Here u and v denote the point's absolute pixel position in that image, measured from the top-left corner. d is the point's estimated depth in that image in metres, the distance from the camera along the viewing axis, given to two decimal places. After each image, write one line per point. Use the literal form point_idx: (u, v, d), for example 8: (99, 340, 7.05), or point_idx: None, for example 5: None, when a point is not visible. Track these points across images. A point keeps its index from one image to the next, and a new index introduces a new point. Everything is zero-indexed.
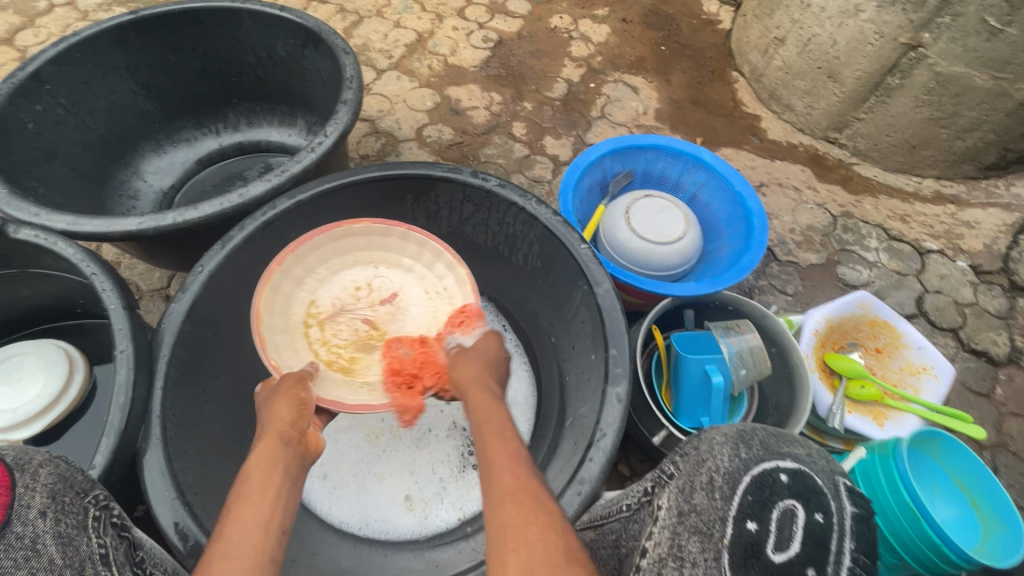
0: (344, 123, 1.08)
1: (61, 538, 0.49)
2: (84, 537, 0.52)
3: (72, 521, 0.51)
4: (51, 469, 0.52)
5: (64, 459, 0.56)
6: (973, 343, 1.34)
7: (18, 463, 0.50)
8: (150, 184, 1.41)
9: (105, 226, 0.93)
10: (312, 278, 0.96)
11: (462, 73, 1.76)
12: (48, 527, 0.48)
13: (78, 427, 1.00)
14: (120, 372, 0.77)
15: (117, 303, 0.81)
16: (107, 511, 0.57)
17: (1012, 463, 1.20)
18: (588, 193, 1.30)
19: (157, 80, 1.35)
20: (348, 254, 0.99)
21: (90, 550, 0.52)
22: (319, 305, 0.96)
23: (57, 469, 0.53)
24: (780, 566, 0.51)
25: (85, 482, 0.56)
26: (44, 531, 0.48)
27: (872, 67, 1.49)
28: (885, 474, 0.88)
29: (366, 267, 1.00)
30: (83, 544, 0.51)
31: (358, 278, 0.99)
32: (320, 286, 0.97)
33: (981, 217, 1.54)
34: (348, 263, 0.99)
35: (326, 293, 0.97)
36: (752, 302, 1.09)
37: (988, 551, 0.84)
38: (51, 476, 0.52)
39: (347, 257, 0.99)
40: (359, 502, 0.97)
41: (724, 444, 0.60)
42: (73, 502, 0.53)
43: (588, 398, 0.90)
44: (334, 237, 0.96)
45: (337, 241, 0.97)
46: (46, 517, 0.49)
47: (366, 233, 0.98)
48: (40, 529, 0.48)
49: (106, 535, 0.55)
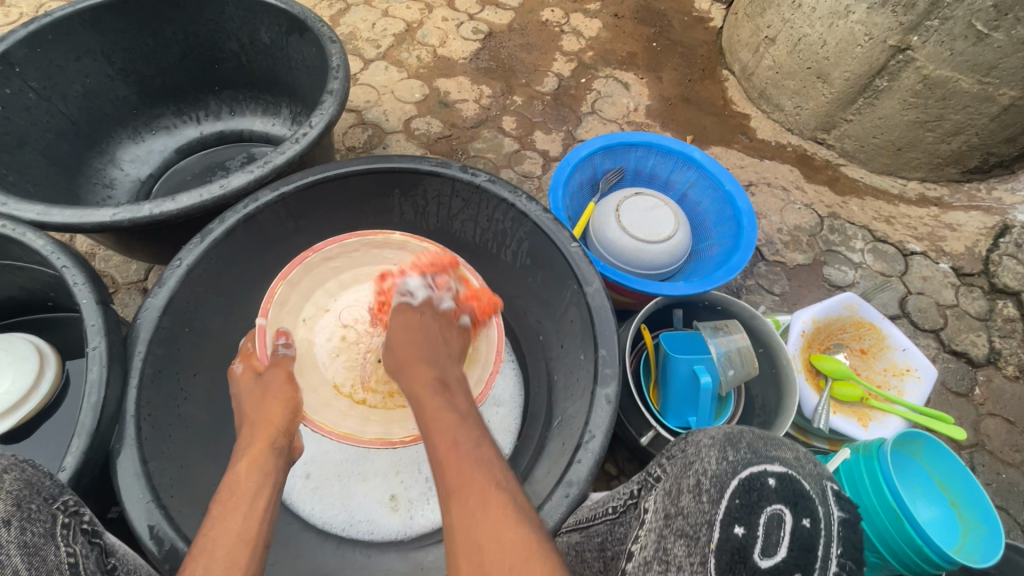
0: (330, 114, 1.04)
1: (26, 548, 0.48)
2: (52, 547, 0.50)
3: (39, 529, 0.50)
4: (16, 474, 0.52)
5: (30, 462, 0.54)
6: (953, 345, 1.37)
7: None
8: (127, 173, 1.36)
9: (77, 216, 0.90)
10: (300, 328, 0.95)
11: (452, 65, 1.72)
12: (11, 536, 0.48)
13: (49, 424, 0.96)
14: (92, 370, 0.73)
15: (88, 297, 0.77)
16: (77, 517, 0.55)
17: (989, 462, 1.23)
18: (577, 189, 1.29)
19: (135, 65, 1.30)
20: (328, 288, 0.99)
21: (59, 560, 0.50)
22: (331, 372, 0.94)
23: (23, 473, 0.53)
24: (766, 570, 0.52)
25: (53, 487, 0.54)
26: (8, 540, 0.47)
27: (861, 69, 1.49)
28: (870, 477, 0.89)
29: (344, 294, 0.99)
30: (51, 553, 0.50)
31: (348, 311, 0.98)
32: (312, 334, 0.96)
33: (963, 220, 1.57)
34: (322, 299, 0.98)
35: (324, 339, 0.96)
36: (740, 302, 1.09)
37: (967, 551, 0.86)
38: (16, 483, 0.51)
39: (329, 289, 0.99)
40: (342, 501, 0.96)
41: (711, 446, 0.59)
42: (40, 509, 0.52)
43: (576, 397, 0.89)
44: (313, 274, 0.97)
45: (318, 270, 0.97)
46: (11, 525, 0.48)
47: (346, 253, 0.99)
48: (4, 539, 0.47)
49: (76, 543, 0.53)
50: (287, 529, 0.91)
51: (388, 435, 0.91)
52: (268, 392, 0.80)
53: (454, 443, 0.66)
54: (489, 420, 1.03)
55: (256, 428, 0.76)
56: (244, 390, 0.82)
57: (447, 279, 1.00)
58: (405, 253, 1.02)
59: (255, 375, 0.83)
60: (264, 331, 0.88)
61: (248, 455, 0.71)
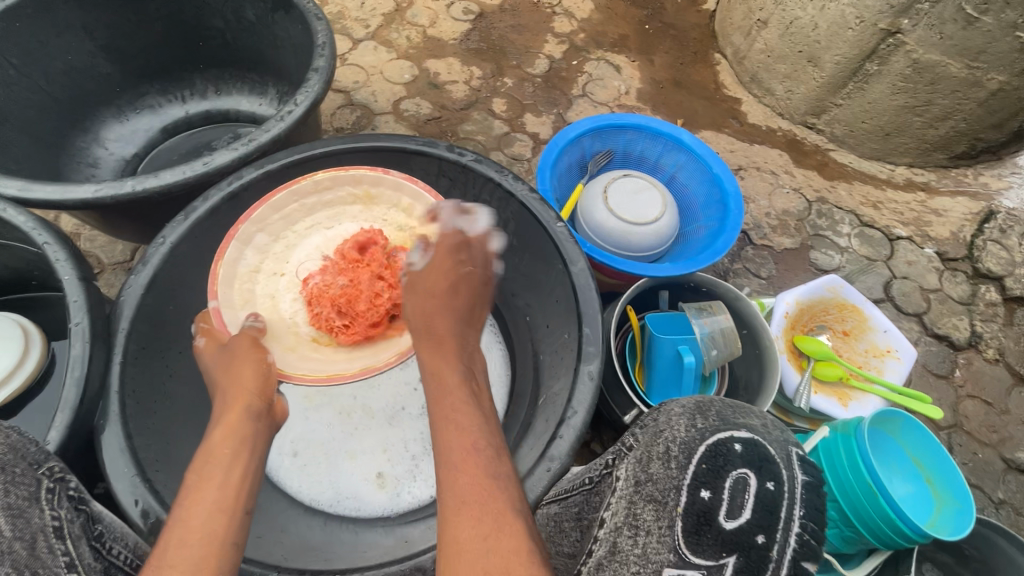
0: (315, 92, 1.03)
1: (10, 510, 0.51)
2: (36, 510, 0.53)
3: (23, 492, 0.53)
4: (2, 439, 0.55)
5: (16, 429, 0.58)
6: (935, 328, 1.39)
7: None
8: (111, 152, 1.35)
9: (58, 193, 0.89)
10: (257, 301, 0.84)
11: (442, 46, 1.70)
12: None
13: (35, 403, 0.96)
14: (74, 346, 0.74)
15: (71, 274, 0.77)
16: (63, 483, 0.58)
17: (966, 442, 1.25)
18: (566, 171, 1.29)
19: (118, 42, 1.28)
20: (277, 252, 0.88)
21: (43, 523, 0.54)
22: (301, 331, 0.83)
23: (9, 439, 0.55)
24: (729, 532, 0.53)
25: (39, 453, 0.57)
26: None
27: (852, 52, 1.49)
28: (847, 455, 0.91)
29: (294, 251, 0.89)
30: (35, 517, 0.53)
31: (306, 267, 0.88)
32: (277, 300, 0.85)
33: (949, 206, 1.58)
34: (276, 260, 0.88)
35: (291, 299, 0.86)
36: (725, 284, 1.09)
37: (940, 525, 0.88)
38: (2, 446, 0.54)
39: (278, 256, 0.88)
40: (330, 478, 0.97)
41: (681, 415, 0.62)
42: (25, 473, 0.55)
43: (561, 375, 0.89)
44: (256, 243, 0.86)
45: (260, 240, 0.87)
46: None
47: (280, 212, 0.88)
48: None
49: (60, 507, 0.56)
50: (275, 505, 0.92)
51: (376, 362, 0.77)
52: (234, 363, 0.74)
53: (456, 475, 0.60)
54: None
55: (227, 395, 0.71)
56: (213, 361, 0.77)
57: (389, 201, 0.91)
58: (340, 185, 0.91)
59: (219, 345, 0.78)
60: (221, 311, 0.79)
61: (224, 422, 0.68)
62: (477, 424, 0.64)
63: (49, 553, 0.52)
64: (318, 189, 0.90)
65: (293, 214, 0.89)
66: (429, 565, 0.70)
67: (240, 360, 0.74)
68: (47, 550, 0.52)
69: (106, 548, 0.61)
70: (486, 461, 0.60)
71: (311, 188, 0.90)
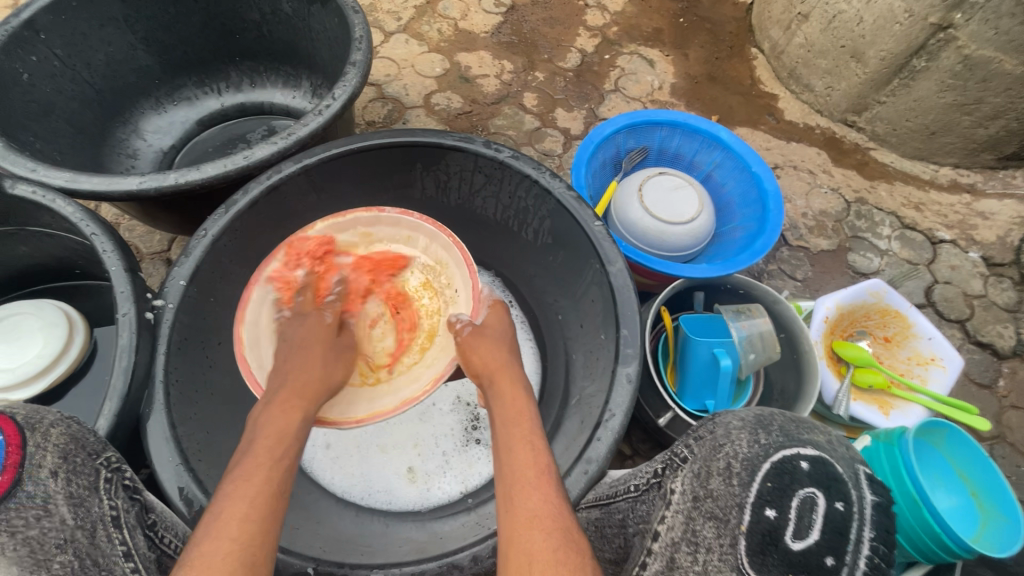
0: (352, 86, 1.03)
1: (72, 499, 0.53)
2: (95, 499, 0.55)
3: (83, 482, 0.55)
4: (61, 429, 0.56)
5: (75, 420, 0.59)
6: (979, 336, 1.34)
7: (30, 422, 0.54)
8: (150, 144, 1.37)
9: (104, 184, 0.90)
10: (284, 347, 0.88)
11: (473, 39, 1.69)
12: (59, 487, 0.52)
13: (79, 389, 0.99)
14: (122, 336, 0.75)
15: (118, 264, 0.78)
16: (120, 473, 0.59)
17: (1010, 454, 1.21)
18: (600, 168, 1.27)
19: (157, 34, 1.29)
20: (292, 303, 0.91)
21: (102, 512, 0.55)
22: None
23: (68, 429, 0.57)
24: (797, 552, 0.54)
25: (97, 443, 0.59)
26: (55, 491, 0.52)
27: (898, 48, 1.43)
28: (890, 464, 0.88)
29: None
30: (94, 506, 0.55)
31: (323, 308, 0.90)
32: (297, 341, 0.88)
33: (996, 208, 1.52)
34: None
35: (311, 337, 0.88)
36: (764, 286, 1.07)
37: (985, 541, 0.85)
38: (62, 437, 0.55)
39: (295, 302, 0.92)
40: (361, 471, 0.97)
41: (742, 429, 0.62)
42: (85, 463, 0.56)
43: (596, 377, 0.88)
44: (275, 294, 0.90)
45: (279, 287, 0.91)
46: (58, 477, 0.52)
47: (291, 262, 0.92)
48: (51, 489, 0.51)
49: (117, 498, 0.57)
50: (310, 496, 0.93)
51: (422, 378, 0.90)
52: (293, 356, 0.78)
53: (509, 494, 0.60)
54: None
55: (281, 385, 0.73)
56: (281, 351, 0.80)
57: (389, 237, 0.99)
58: (341, 232, 0.96)
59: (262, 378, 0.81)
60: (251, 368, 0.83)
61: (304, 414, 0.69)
62: (539, 452, 0.64)
63: (107, 542, 0.54)
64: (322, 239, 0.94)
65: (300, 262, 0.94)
66: (465, 563, 0.70)
67: (309, 318, 0.84)
68: (105, 539, 0.54)
69: (159, 537, 0.61)
70: (544, 485, 0.60)
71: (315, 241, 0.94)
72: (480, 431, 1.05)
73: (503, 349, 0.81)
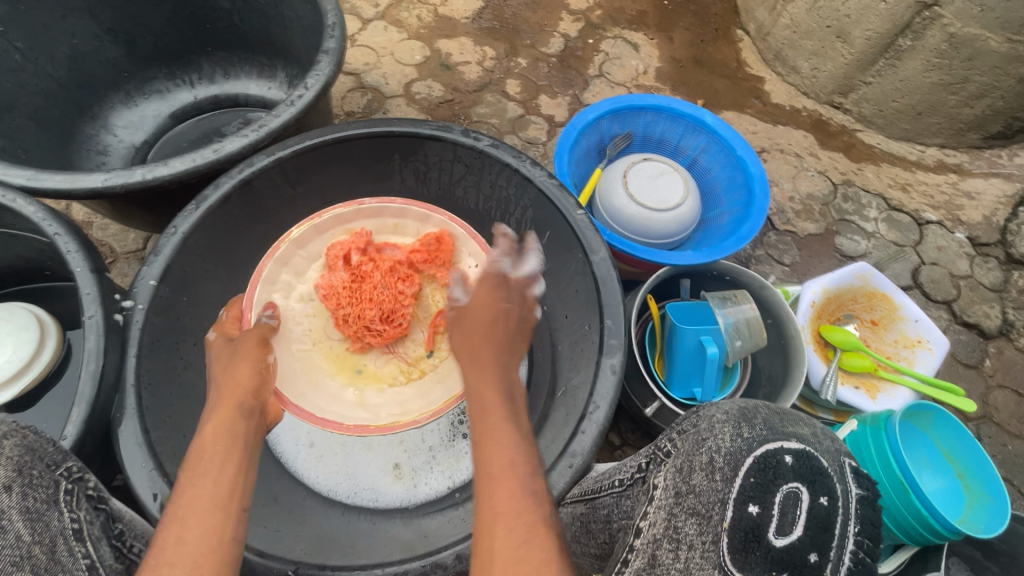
0: (325, 75, 0.99)
1: (28, 514, 0.51)
2: (55, 513, 0.53)
3: (41, 495, 0.53)
4: (17, 440, 0.55)
5: (33, 430, 0.58)
6: (965, 316, 1.34)
7: None
8: (121, 139, 1.32)
9: (68, 181, 0.87)
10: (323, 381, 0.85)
11: (453, 25, 1.65)
12: (14, 502, 0.51)
13: (54, 394, 0.96)
14: (89, 339, 0.73)
15: (83, 265, 0.76)
16: (81, 484, 0.58)
17: (996, 434, 1.22)
18: (584, 156, 1.25)
19: (124, 25, 1.25)
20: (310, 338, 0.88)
21: (62, 525, 0.53)
22: (380, 378, 0.88)
23: (25, 440, 0.56)
24: (780, 548, 0.56)
25: (57, 454, 0.58)
26: (9, 506, 0.50)
27: (884, 27, 1.42)
28: (877, 448, 0.88)
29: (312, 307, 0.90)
30: (54, 520, 0.53)
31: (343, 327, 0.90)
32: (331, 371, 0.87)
33: (982, 188, 1.51)
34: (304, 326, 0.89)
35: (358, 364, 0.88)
36: (750, 272, 1.06)
37: (972, 522, 0.85)
38: (18, 448, 0.54)
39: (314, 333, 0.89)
40: (345, 468, 0.95)
41: (725, 423, 0.61)
42: (43, 475, 0.55)
43: (581, 368, 0.87)
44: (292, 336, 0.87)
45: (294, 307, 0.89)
46: (12, 492, 0.51)
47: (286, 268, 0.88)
48: (6, 505, 0.50)
49: (79, 509, 0.56)
50: (293, 496, 0.92)
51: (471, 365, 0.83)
52: (236, 355, 0.76)
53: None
54: (492, 390, 1.02)
55: (221, 391, 0.72)
56: (216, 354, 0.78)
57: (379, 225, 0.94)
58: (320, 233, 0.91)
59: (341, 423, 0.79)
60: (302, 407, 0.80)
61: (214, 418, 0.67)
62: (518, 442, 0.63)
63: (69, 556, 0.52)
64: (300, 246, 0.90)
65: (291, 277, 0.89)
66: (449, 562, 0.69)
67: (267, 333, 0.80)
68: (67, 553, 0.52)
69: (126, 547, 0.60)
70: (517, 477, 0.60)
71: (293, 249, 0.89)
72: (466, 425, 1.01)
73: (495, 330, 0.77)
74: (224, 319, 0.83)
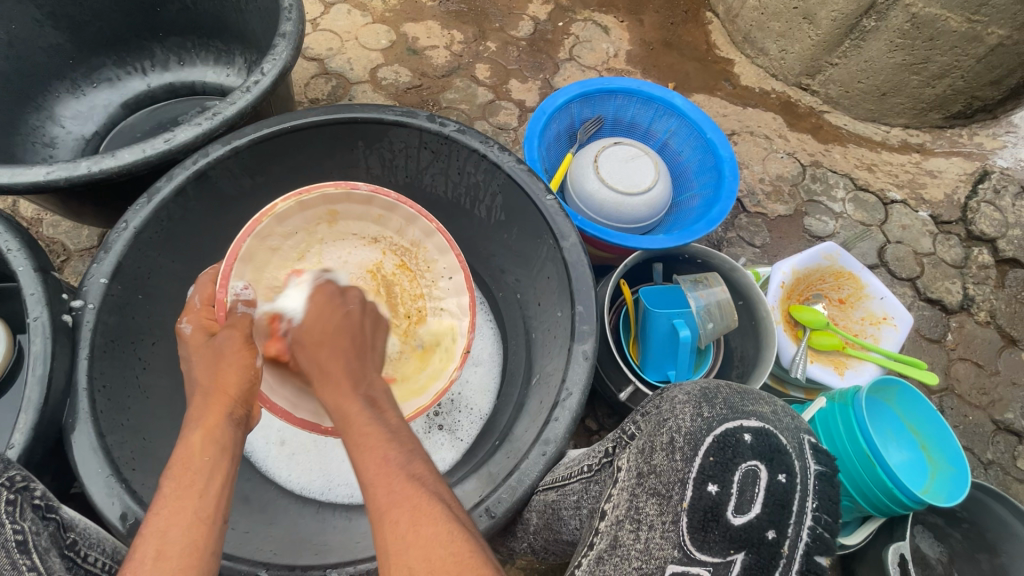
0: (283, 59, 0.95)
1: None
2: None
3: None
4: None
5: None
6: (929, 292, 1.38)
7: None
8: (69, 131, 1.26)
9: (6, 176, 0.82)
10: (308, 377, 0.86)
11: (419, 8, 1.61)
12: None
13: (5, 401, 0.92)
14: (35, 341, 0.69)
15: (26, 264, 0.72)
16: (25, 493, 0.56)
17: (957, 406, 1.26)
18: (555, 140, 1.23)
19: (67, 9, 1.18)
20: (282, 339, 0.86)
21: (4, 538, 0.51)
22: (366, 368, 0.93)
23: None
24: (739, 527, 0.55)
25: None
26: None
27: (849, 8, 1.43)
28: (845, 424, 0.90)
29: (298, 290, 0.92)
30: None
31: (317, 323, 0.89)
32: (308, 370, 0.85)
33: (943, 167, 1.55)
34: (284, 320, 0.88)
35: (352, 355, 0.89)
36: (721, 255, 1.06)
37: (935, 491, 0.88)
38: None
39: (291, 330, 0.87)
40: (318, 463, 0.93)
41: (686, 403, 0.62)
42: None
43: (554, 355, 0.87)
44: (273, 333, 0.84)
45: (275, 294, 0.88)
46: None
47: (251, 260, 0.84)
48: None
49: (24, 520, 0.54)
50: (265, 495, 0.89)
51: (439, 375, 0.90)
52: (223, 357, 0.67)
53: (383, 455, 0.60)
54: (466, 379, 1.02)
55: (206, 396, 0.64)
56: (194, 352, 0.70)
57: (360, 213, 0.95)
58: (304, 211, 0.90)
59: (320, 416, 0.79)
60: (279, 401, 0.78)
61: (203, 425, 0.61)
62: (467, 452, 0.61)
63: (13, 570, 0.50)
64: (282, 221, 0.87)
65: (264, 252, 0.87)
66: None
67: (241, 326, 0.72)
68: (9, 567, 0.50)
69: (80, 556, 0.58)
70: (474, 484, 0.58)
71: (274, 224, 0.86)
72: (441, 416, 0.99)
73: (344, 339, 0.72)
74: (197, 308, 0.76)
